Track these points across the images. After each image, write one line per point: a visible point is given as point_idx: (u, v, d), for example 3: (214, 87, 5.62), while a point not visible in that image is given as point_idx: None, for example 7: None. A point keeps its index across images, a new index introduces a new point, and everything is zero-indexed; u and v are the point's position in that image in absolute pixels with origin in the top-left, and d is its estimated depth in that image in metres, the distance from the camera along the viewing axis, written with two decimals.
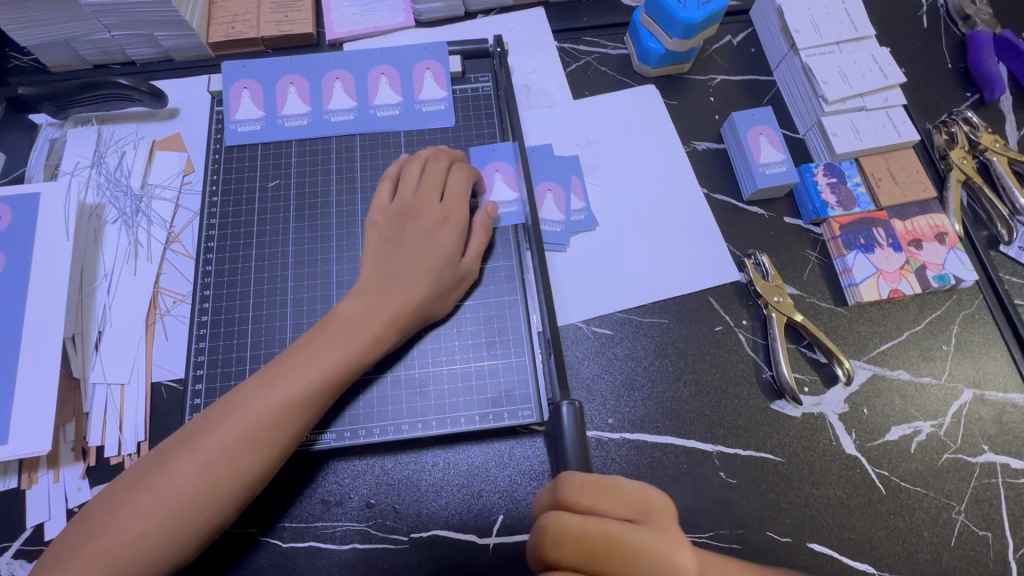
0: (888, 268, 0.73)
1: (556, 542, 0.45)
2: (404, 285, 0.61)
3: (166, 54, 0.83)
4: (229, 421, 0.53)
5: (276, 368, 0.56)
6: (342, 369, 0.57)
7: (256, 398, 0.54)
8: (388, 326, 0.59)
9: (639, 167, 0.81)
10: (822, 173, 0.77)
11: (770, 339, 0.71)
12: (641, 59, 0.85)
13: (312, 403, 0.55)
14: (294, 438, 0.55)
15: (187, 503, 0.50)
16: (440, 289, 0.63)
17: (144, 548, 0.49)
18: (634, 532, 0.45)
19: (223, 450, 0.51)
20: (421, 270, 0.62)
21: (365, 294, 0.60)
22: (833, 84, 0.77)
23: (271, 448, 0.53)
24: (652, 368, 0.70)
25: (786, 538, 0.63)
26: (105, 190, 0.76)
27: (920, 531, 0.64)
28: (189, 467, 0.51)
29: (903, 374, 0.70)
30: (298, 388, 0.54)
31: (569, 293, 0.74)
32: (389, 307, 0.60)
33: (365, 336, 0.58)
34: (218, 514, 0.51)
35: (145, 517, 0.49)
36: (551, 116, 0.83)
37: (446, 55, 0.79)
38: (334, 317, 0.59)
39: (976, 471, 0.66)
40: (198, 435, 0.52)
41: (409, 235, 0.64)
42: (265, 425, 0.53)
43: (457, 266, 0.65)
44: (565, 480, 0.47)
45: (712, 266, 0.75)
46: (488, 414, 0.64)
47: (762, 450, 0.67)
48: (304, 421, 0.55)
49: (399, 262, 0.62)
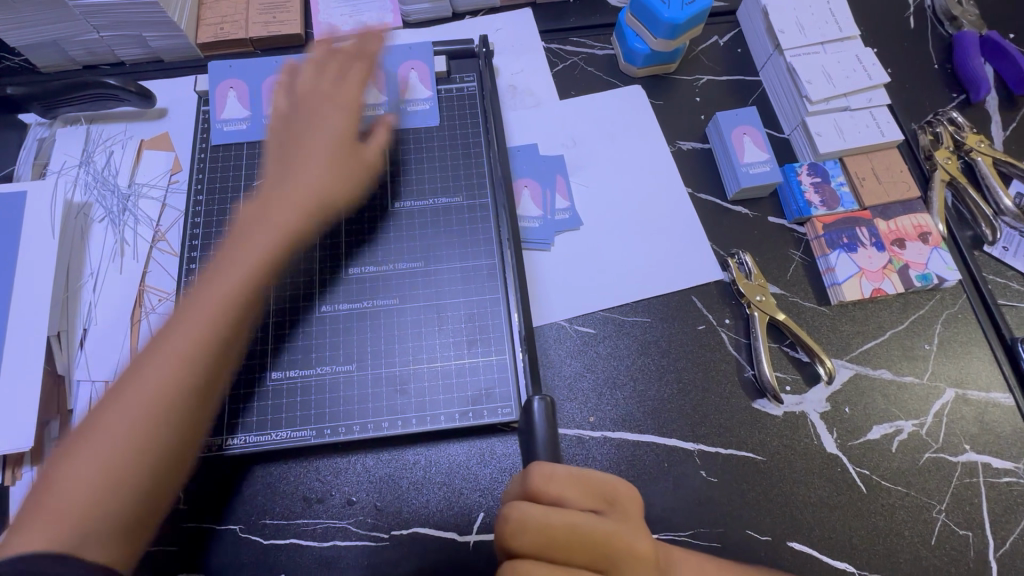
0: (870, 268, 0.73)
1: (519, 529, 0.46)
2: (325, 181, 0.62)
3: (155, 54, 0.84)
4: (156, 353, 0.51)
5: (194, 294, 0.54)
6: (262, 262, 0.56)
7: (178, 322, 0.52)
8: (303, 213, 0.60)
9: (624, 166, 0.81)
10: (805, 173, 0.77)
11: (752, 338, 0.71)
12: (626, 59, 0.85)
13: (240, 282, 0.54)
14: (230, 339, 0.53)
15: (127, 439, 0.47)
16: (342, 180, 0.64)
17: (94, 504, 0.46)
18: (598, 522, 0.47)
19: (154, 377, 0.49)
20: (322, 165, 0.63)
21: (274, 184, 0.61)
22: (816, 84, 0.78)
23: (206, 363, 0.51)
24: (635, 367, 0.71)
25: (766, 536, 0.63)
26: (92, 189, 0.76)
27: (900, 530, 0.64)
28: (119, 407, 0.48)
29: (885, 373, 0.70)
30: (219, 292, 0.53)
31: (551, 291, 0.74)
32: (298, 188, 0.61)
33: (278, 220, 0.58)
34: (164, 444, 0.49)
35: (83, 472, 0.46)
36: (537, 116, 0.84)
37: (431, 55, 0.80)
38: (240, 225, 0.59)
39: (957, 470, 0.66)
40: (124, 380, 0.50)
41: (290, 153, 0.63)
42: (194, 339, 0.51)
43: (358, 151, 0.67)
44: (533, 471, 0.48)
45: (695, 265, 0.75)
46: (468, 413, 0.64)
47: (742, 449, 0.67)
48: (240, 295, 0.54)
49: (298, 137, 0.64)
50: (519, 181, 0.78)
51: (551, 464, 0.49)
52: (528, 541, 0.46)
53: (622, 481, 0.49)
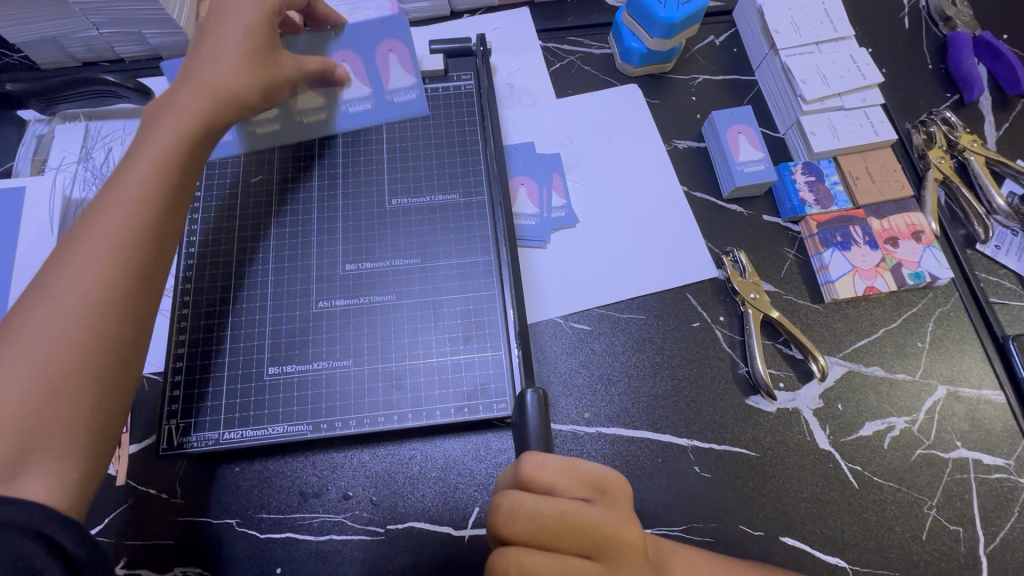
0: (864, 266, 0.74)
1: (512, 516, 0.46)
2: (235, 85, 0.61)
3: (154, 51, 0.84)
4: (74, 255, 0.50)
5: (103, 197, 0.54)
6: (176, 165, 0.57)
7: (93, 223, 0.52)
8: (202, 111, 0.59)
9: (620, 164, 0.82)
10: (800, 172, 0.78)
11: (746, 336, 0.71)
12: (623, 58, 0.86)
13: (160, 179, 0.55)
14: (157, 235, 0.53)
15: (62, 340, 0.47)
16: (248, 79, 0.62)
17: (33, 410, 0.45)
18: (589, 510, 0.47)
19: (79, 279, 0.49)
20: (225, 69, 0.61)
21: (176, 93, 0.60)
22: (811, 83, 0.78)
23: (135, 258, 0.52)
24: (629, 363, 0.71)
25: (758, 531, 0.64)
26: (91, 184, 0.75)
27: (892, 526, 0.65)
28: (44, 313, 0.48)
29: (878, 371, 0.71)
30: (135, 192, 0.54)
31: (547, 287, 0.74)
32: (192, 93, 0.60)
33: (166, 126, 0.58)
34: (105, 341, 0.49)
35: (13, 380, 0.45)
36: (533, 115, 0.84)
37: (407, 33, 0.78)
38: (145, 131, 0.58)
39: (948, 466, 0.67)
40: (40, 287, 0.49)
41: (192, 57, 0.62)
42: (114, 238, 0.51)
43: (273, 57, 0.65)
44: (526, 459, 0.49)
45: (690, 262, 0.76)
46: (464, 408, 0.65)
47: (736, 445, 0.67)
48: (167, 199, 0.55)
49: (199, 56, 0.62)
50: (517, 178, 0.79)
51: (543, 453, 0.49)
52: (520, 528, 0.46)
53: (611, 470, 0.50)
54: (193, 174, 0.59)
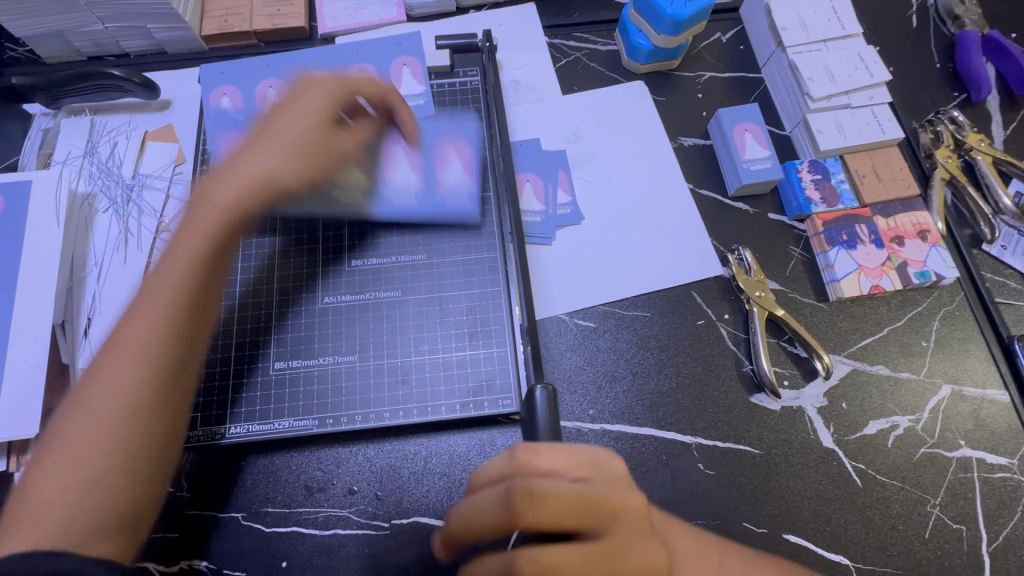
0: (869, 265, 0.74)
1: (533, 499, 0.44)
2: (275, 159, 0.60)
3: (159, 46, 0.84)
4: (107, 354, 0.51)
5: (142, 290, 0.55)
6: (197, 254, 0.56)
7: (127, 322, 0.53)
8: (230, 199, 0.58)
9: (625, 162, 0.82)
10: (806, 170, 0.78)
11: (751, 333, 0.71)
12: (630, 55, 0.86)
13: (178, 271, 0.55)
14: (177, 328, 0.53)
15: (102, 442, 0.48)
16: (302, 160, 0.61)
17: (61, 504, 0.46)
18: (593, 487, 0.46)
19: (107, 377, 0.50)
20: (277, 153, 0.61)
21: (218, 179, 0.59)
22: (818, 81, 0.78)
23: (164, 354, 0.52)
24: (634, 360, 0.71)
25: (762, 528, 0.64)
26: (96, 179, 0.77)
27: (895, 524, 0.65)
28: (77, 412, 0.49)
29: (882, 369, 0.71)
30: (158, 285, 0.54)
31: (552, 285, 0.74)
32: (229, 180, 0.59)
33: (196, 217, 0.57)
34: (140, 438, 0.49)
35: (50, 477, 0.47)
36: (539, 111, 0.84)
37: (422, 50, 0.80)
38: (182, 223, 0.58)
39: (952, 465, 0.67)
40: (83, 386, 0.51)
41: (247, 143, 0.62)
42: (139, 334, 0.52)
43: (331, 138, 0.63)
44: (524, 447, 0.47)
45: (696, 260, 0.76)
46: (469, 404, 0.65)
47: (740, 443, 0.67)
48: (184, 291, 0.54)
49: (251, 146, 0.61)
50: (522, 175, 0.79)
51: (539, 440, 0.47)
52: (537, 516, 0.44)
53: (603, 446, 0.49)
54: (225, 260, 0.58)
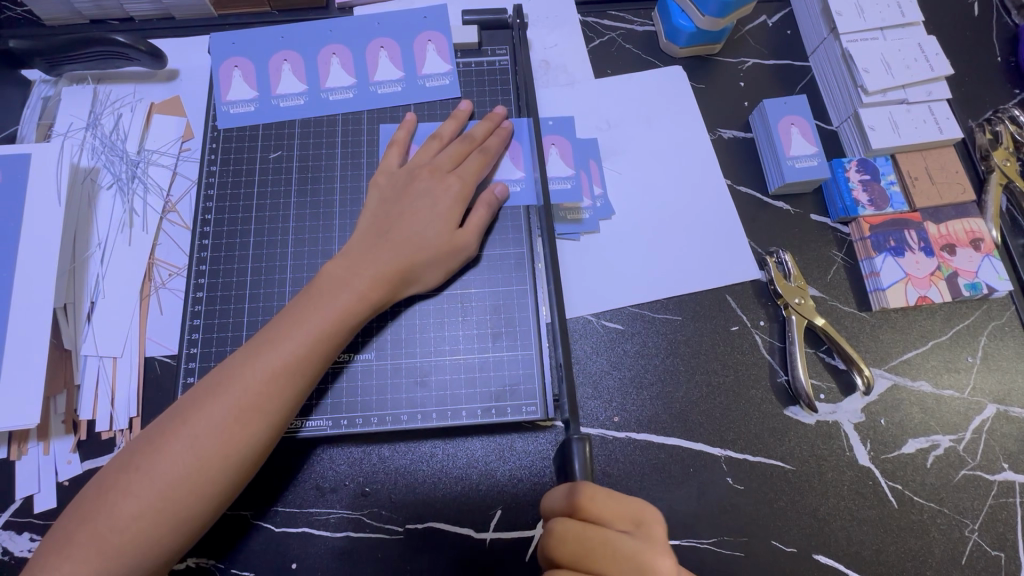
0: (918, 274, 0.69)
1: (559, 540, 0.47)
2: (398, 249, 0.60)
3: (165, 10, 0.79)
4: (217, 398, 0.51)
5: (264, 333, 0.55)
6: (334, 334, 0.55)
7: (242, 372, 0.52)
8: (377, 284, 0.58)
9: (660, 153, 0.77)
10: (854, 169, 0.73)
11: (788, 343, 0.67)
12: (669, 37, 0.80)
13: (322, 347, 0.54)
14: (283, 415, 0.53)
15: (179, 482, 0.49)
16: (430, 260, 0.61)
17: (136, 531, 0.48)
18: (630, 542, 0.47)
19: (211, 429, 0.50)
20: (408, 242, 0.60)
21: (351, 260, 0.59)
22: (874, 73, 0.73)
23: (261, 418, 0.51)
24: (662, 367, 0.68)
25: (791, 548, 0.62)
26: (99, 153, 0.72)
27: (931, 549, 0.62)
28: (178, 446, 0.49)
29: (924, 385, 0.67)
30: (298, 350, 0.53)
31: (580, 283, 0.70)
32: (385, 259, 0.59)
33: (365, 281, 0.57)
34: (212, 491, 0.50)
35: (136, 499, 0.48)
36: (569, 95, 0.79)
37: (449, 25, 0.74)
38: (317, 286, 0.57)
39: (993, 489, 0.64)
40: (187, 410, 0.51)
41: (400, 212, 0.62)
42: (253, 399, 0.51)
43: (454, 238, 0.62)
44: (581, 487, 0.47)
45: (731, 262, 0.72)
46: (491, 409, 0.62)
47: (772, 457, 0.64)
48: (305, 377, 0.54)
49: (394, 227, 0.61)
50: (547, 139, 0.73)
51: (596, 483, 0.48)
52: (564, 549, 0.47)
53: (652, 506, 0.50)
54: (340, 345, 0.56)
